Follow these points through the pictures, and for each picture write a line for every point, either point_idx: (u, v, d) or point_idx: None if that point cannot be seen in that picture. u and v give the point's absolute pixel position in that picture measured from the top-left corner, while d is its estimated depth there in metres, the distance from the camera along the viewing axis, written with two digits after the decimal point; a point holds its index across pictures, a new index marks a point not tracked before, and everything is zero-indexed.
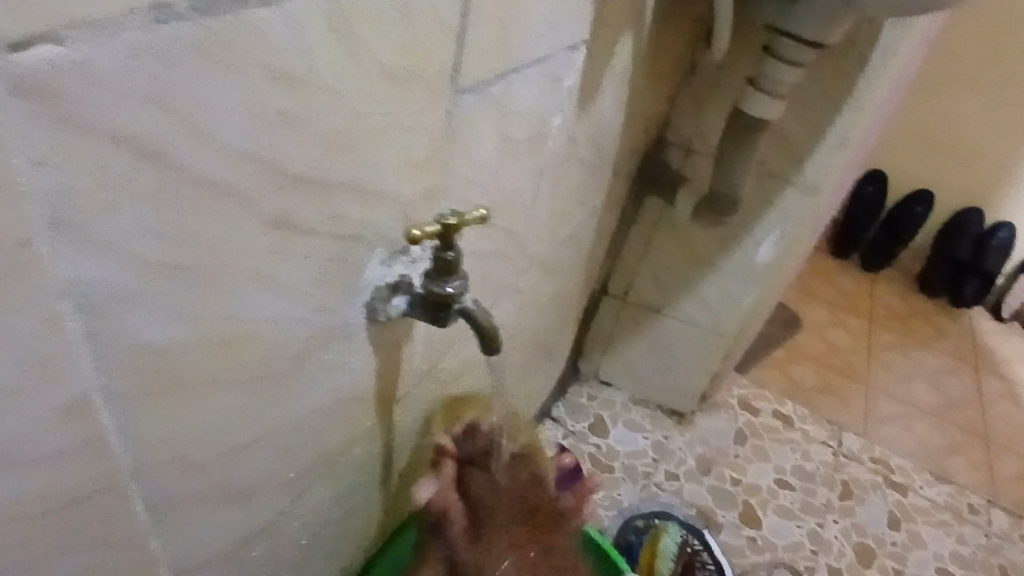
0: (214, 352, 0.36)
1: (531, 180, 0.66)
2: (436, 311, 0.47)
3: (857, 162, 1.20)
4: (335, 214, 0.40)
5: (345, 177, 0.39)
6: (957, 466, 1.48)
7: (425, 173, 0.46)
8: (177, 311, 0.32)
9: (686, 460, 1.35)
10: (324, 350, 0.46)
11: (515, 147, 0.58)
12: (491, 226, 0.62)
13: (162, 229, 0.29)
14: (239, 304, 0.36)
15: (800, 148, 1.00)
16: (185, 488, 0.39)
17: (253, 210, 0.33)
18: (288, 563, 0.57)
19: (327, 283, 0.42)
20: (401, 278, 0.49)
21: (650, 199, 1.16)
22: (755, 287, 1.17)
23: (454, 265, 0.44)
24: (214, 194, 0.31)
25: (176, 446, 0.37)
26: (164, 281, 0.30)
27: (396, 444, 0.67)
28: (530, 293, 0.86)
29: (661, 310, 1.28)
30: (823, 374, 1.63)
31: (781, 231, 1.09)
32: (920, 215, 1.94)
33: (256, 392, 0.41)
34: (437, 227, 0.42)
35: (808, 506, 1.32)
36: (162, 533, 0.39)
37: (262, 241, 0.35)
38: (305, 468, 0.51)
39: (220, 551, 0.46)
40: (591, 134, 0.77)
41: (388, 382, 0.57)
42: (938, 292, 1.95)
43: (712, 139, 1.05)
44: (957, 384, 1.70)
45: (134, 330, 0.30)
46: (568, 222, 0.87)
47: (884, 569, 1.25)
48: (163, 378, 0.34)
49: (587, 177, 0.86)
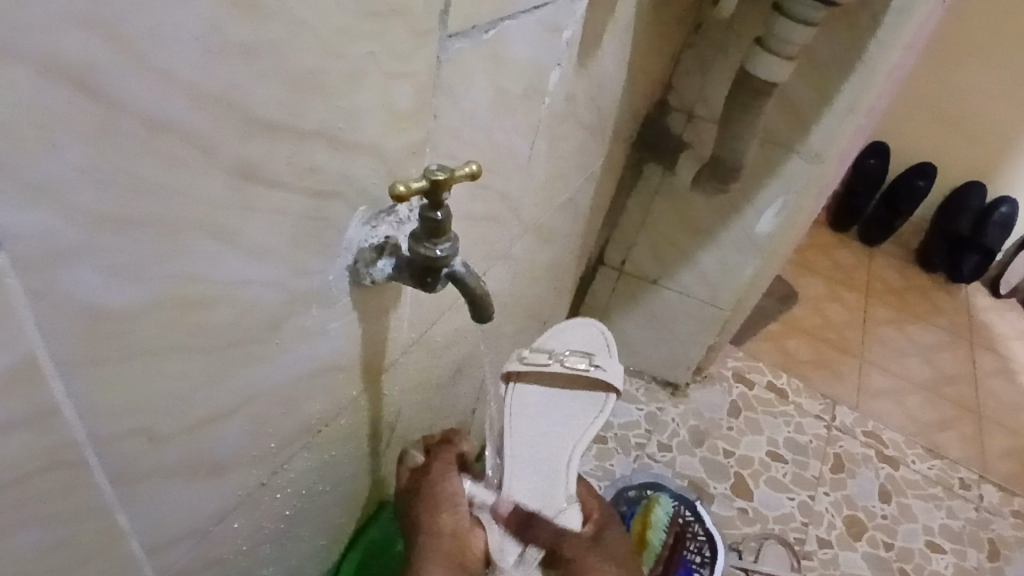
0: (175, 315, 0.33)
1: (527, 140, 0.62)
2: (424, 277, 0.44)
3: (864, 130, 1.16)
4: (311, 164, 0.36)
5: (321, 125, 0.35)
6: (949, 440, 1.47)
7: (412, 126, 0.43)
8: (132, 268, 0.29)
9: (679, 432, 1.34)
10: (301, 316, 0.43)
11: (510, 103, 0.55)
12: (484, 188, 0.59)
13: (110, 174, 0.26)
14: (206, 264, 0.33)
15: (806, 114, 0.96)
16: (151, 461, 0.37)
17: (215, 158, 0.30)
18: (271, 534, 0.55)
19: (303, 243, 0.39)
20: (386, 240, 0.45)
21: (650, 165, 1.12)
22: (754, 258, 1.14)
23: (443, 228, 0.41)
24: (170, 139, 0.28)
25: (139, 418, 0.34)
26: (116, 235, 0.28)
27: (385, 414, 0.65)
28: (524, 261, 0.84)
29: (658, 281, 1.25)
30: (819, 348, 1.61)
31: (784, 201, 1.06)
32: (921, 188, 1.91)
33: (227, 359, 0.38)
34: (424, 183, 0.39)
35: (800, 479, 1.31)
36: (129, 507, 0.37)
37: (227, 194, 0.32)
38: (287, 439, 0.49)
39: (194, 524, 0.44)
40: (590, 92, 0.73)
41: (375, 351, 0.55)
42: (936, 268, 1.93)
43: (716, 103, 1.02)
44: (952, 360, 1.69)
45: (80, 289, 0.28)
46: (565, 186, 0.84)
47: (873, 541, 1.24)
48: (121, 342, 0.31)
49: (585, 139, 0.82)
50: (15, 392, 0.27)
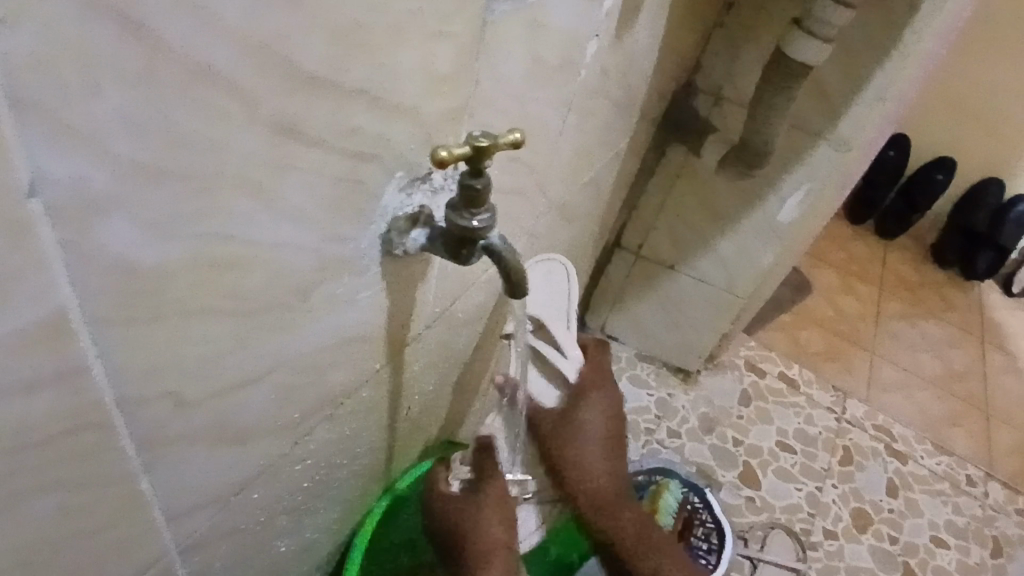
0: (208, 277, 0.32)
1: (558, 113, 0.61)
2: (459, 248, 0.42)
3: (894, 118, 1.14)
4: (350, 126, 0.35)
5: (362, 84, 0.34)
6: (958, 437, 1.46)
7: (452, 89, 0.41)
8: (168, 223, 0.28)
9: (689, 419, 1.34)
10: (332, 283, 0.41)
11: (546, 72, 0.53)
12: (513, 161, 0.57)
13: (150, 120, 0.25)
14: (241, 225, 0.32)
15: (837, 101, 0.94)
16: (177, 427, 0.36)
17: (256, 112, 0.29)
18: (288, 505, 0.55)
19: (338, 208, 0.38)
20: (421, 209, 0.44)
21: (673, 147, 1.10)
22: (774, 246, 1.13)
23: (482, 197, 0.39)
24: (213, 88, 0.26)
25: (166, 381, 0.33)
26: (153, 188, 0.26)
27: (403, 389, 0.64)
28: (546, 240, 0.82)
29: (674, 266, 1.24)
30: (831, 339, 1.60)
31: (809, 188, 1.04)
32: (942, 182, 1.89)
33: (257, 325, 0.37)
34: (467, 149, 0.37)
35: (809, 470, 1.30)
36: (153, 472, 0.36)
37: (267, 151, 0.31)
38: (309, 410, 0.48)
39: (216, 491, 0.43)
40: (622, 67, 0.71)
41: (399, 324, 0.54)
42: (950, 264, 1.90)
43: (745, 86, 1.00)
44: (964, 356, 1.67)
45: (112, 242, 0.26)
46: (590, 164, 0.82)
47: (879, 535, 1.24)
48: (153, 301, 0.30)
49: (613, 117, 0.80)
50: (44, 347, 0.26)
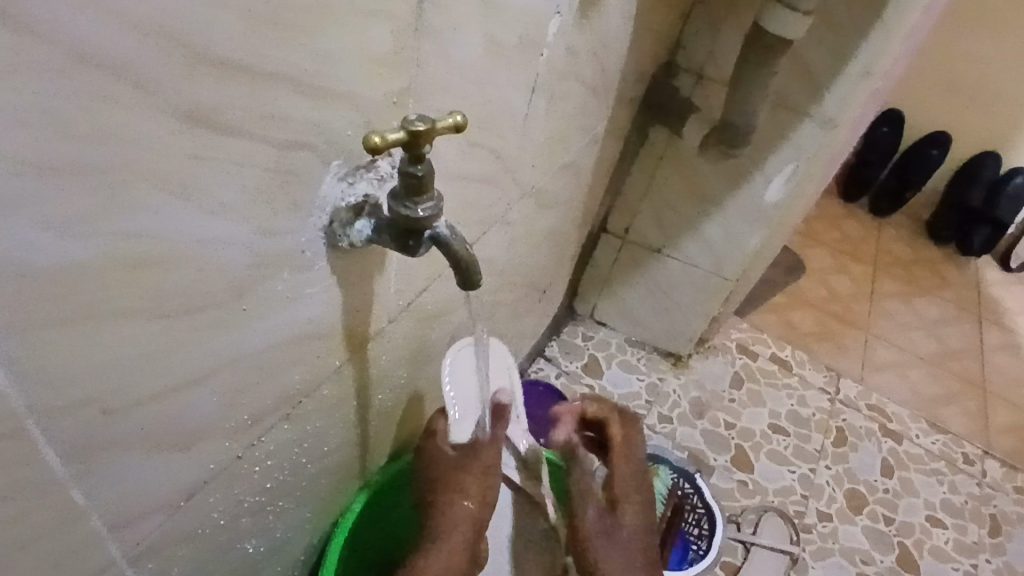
0: (123, 276, 0.30)
1: (523, 94, 0.58)
2: (405, 239, 0.40)
3: (882, 93, 1.11)
4: (274, 112, 0.33)
5: (282, 67, 0.32)
6: (953, 415, 1.45)
7: (393, 71, 0.39)
8: (64, 218, 0.26)
9: (680, 403, 1.32)
10: (272, 278, 0.39)
11: (505, 52, 0.51)
12: (476, 146, 0.55)
13: (28, 109, 0.23)
14: (156, 220, 0.30)
15: (820, 77, 0.91)
16: (109, 434, 0.34)
17: (157, 99, 0.27)
18: (253, 506, 0.53)
19: (271, 198, 0.36)
20: (365, 199, 0.42)
21: (656, 129, 1.08)
22: (761, 227, 1.10)
23: (424, 185, 0.37)
24: (100, 74, 0.24)
25: (88, 386, 0.32)
26: (40, 182, 0.24)
27: (372, 384, 0.62)
28: (522, 227, 0.80)
29: (661, 250, 1.22)
30: (824, 320, 1.58)
31: (794, 167, 1.02)
32: (936, 157, 1.86)
33: (188, 324, 0.35)
34: (403, 134, 0.35)
35: (801, 452, 1.29)
36: (87, 482, 0.35)
37: (176, 141, 0.29)
38: (264, 409, 0.46)
39: (165, 497, 0.41)
40: (593, 46, 0.69)
41: (360, 317, 0.52)
42: (945, 240, 1.88)
43: (726, 64, 0.97)
44: (959, 333, 1.65)
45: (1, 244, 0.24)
46: (566, 148, 0.80)
47: (874, 515, 1.23)
48: (58, 301, 0.28)
49: (588, 98, 0.78)
50: None
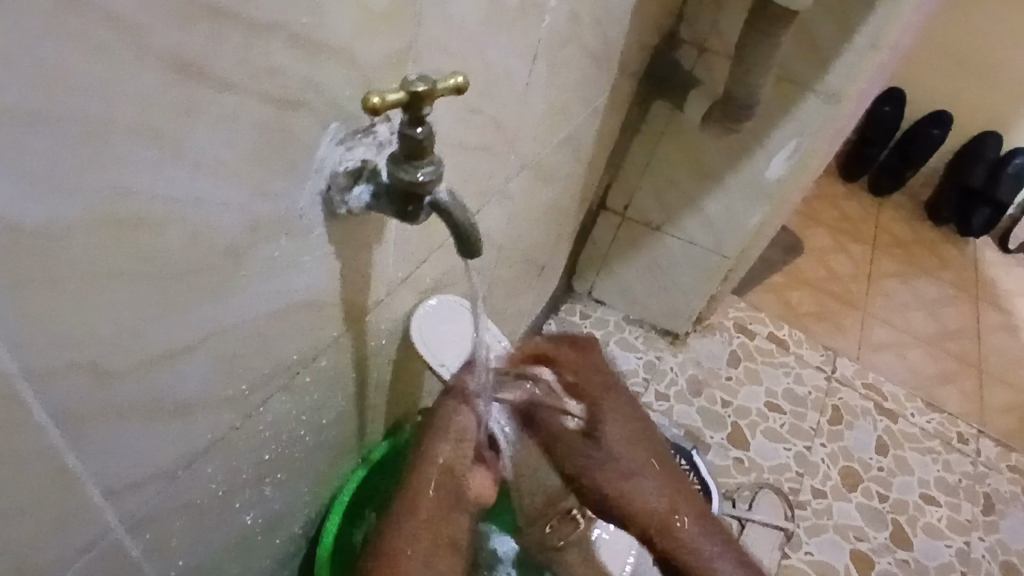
0: (112, 237, 0.29)
1: (524, 62, 0.57)
2: (405, 205, 0.40)
3: (886, 69, 1.10)
4: (268, 66, 0.32)
5: (275, 20, 0.31)
6: (948, 394, 1.45)
7: (390, 31, 0.38)
8: (52, 172, 0.25)
9: (677, 381, 1.32)
10: (267, 245, 0.39)
11: (505, 17, 0.50)
12: (475, 114, 0.54)
13: (14, 54, 0.22)
14: (147, 179, 0.29)
15: (825, 50, 0.90)
16: (102, 401, 0.34)
17: (144, 50, 0.26)
18: (251, 478, 0.53)
19: (266, 161, 0.35)
20: (363, 163, 0.41)
21: (657, 103, 1.06)
22: (762, 204, 1.10)
23: (425, 148, 0.36)
24: (86, 18, 0.23)
25: (80, 350, 0.31)
26: (25, 133, 0.24)
27: (370, 358, 0.61)
28: (522, 201, 0.79)
29: (660, 227, 1.21)
30: (822, 299, 1.58)
31: (797, 143, 1.01)
32: (936, 137, 1.85)
33: (183, 289, 0.34)
34: (403, 95, 0.34)
35: (797, 429, 1.30)
36: (82, 449, 0.34)
37: (166, 94, 0.28)
38: (261, 379, 0.46)
39: (162, 466, 0.41)
40: (596, 15, 0.68)
41: (357, 288, 0.51)
42: (944, 221, 1.87)
43: (730, 37, 0.96)
44: (956, 314, 1.66)
45: None
46: (567, 121, 0.79)
47: (868, 492, 1.24)
48: (47, 261, 0.27)
49: (590, 70, 0.76)
50: None
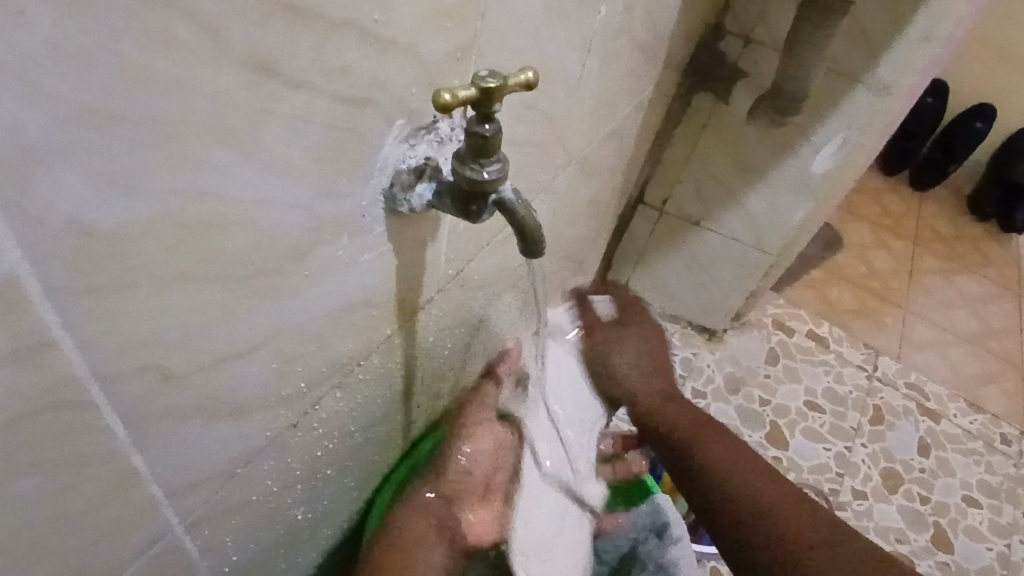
0: (185, 238, 0.29)
1: (576, 55, 0.56)
2: (469, 204, 0.39)
3: (939, 60, 1.06)
4: (339, 64, 0.31)
5: (350, 14, 0.30)
6: (993, 395, 1.41)
7: (455, 25, 0.37)
8: (130, 173, 0.25)
9: (714, 379, 1.30)
10: (328, 245, 0.38)
11: (561, 10, 0.48)
12: (527, 110, 0.53)
13: (94, 52, 0.22)
14: (219, 179, 0.29)
15: (877, 40, 0.87)
16: (169, 402, 0.34)
17: (219, 46, 0.25)
18: (300, 476, 0.53)
19: (333, 159, 0.34)
20: (426, 161, 0.40)
21: (700, 96, 1.04)
22: (804, 199, 1.07)
23: (491, 145, 0.36)
24: (168, 18, 0.23)
25: (149, 353, 0.31)
26: (102, 133, 0.23)
27: (418, 355, 0.61)
28: (566, 197, 0.78)
29: (700, 222, 1.18)
30: (863, 296, 1.54)
31: (845, 137, 0.98)
32: (983, 130, 1.79)
33: (246, 291, 0.34)
34: (474, 91, 0.33)
35: (838, 430, 1.27)
36: (147, 449, 0.34)
37: (239, 93, 0.27)
38: (317, 378, 0.46)
39: (218, 466, 0.41)
40: (646, 6, 0.66)
41: (408, 288, 0.50)
42: (988, 216, 1.82)
43: (778, 28, 0.93)
44: (1002, 313, 1.60)
45: (55, 198, 0.23)
46: (612, 115, 0.78)
47: (910, 495, 1.21)
48: (121, 265, 0.27)
49: (638, 63, 0.75)
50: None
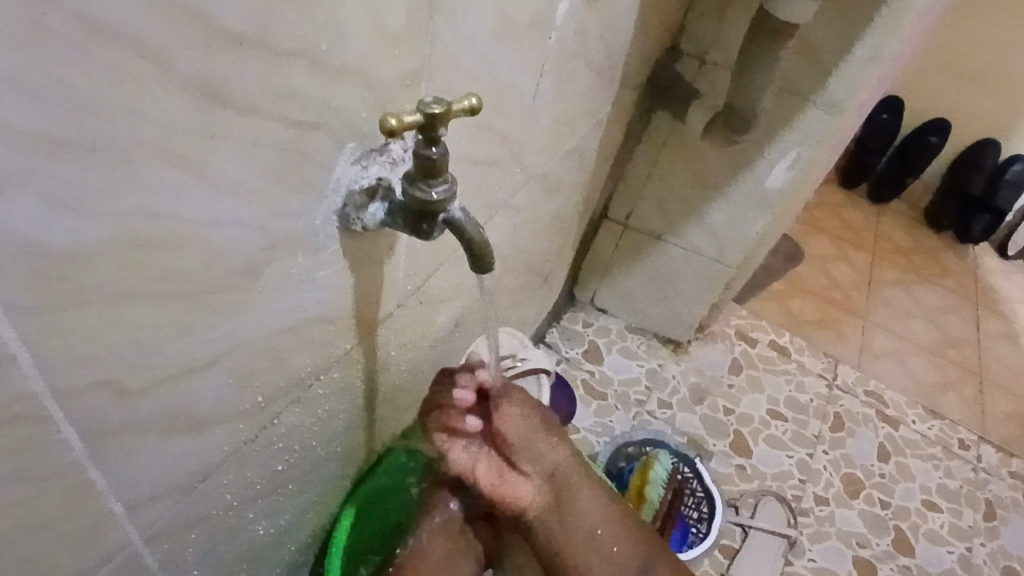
0: (139, 256, 0.30)
1: (531, 77, 0.58)
2: (419, 222, 0.41)
3: (886, 79, 1.11)
4: (289, 90, 0.33)
5: (297, 44, 0.32)
6: (949, 402, 1.46)
7: (405, 52, 0.39)
8: (83, 195, 0.26)
9: (680, 390, 1.33)
10: (283, 262, 0.39)
11: (513, 34, 0.50)
12: (483, 130, 0.55)
13: (47, 84, 0.23)
14: (171, 201, 0.30)
15: (825, 61, 0.91)
16: (126, 415, 0.35)
17: (169, 76, 0.27)
18: (262, 490, 0.53)
19: (285, 180, 0.36)
20: (378, 181, 0.42)
21: (658, 114, 1.08)
22: (762, 214, 1.11)
23: (439, 167, 0.37)
24: (118, 46, 0.24)
25: (106, 367, 0.32)
26: (56, 159, 0.24)
27: (379, 369, 0.62)
28: (527, 213, 0.81)
29: (662, 236, 1.22)
30: (823, 307, 1.59)
31: (798, 153, 1.02)
32: (935, 144, 1.86)
33: (202, 307, 0.35)
34: (419, 116, 0.35)
35: (799, 437, 1.30)
36: (104, 462, 0.35)
37: (190, 119, 0.29)
38: (276, 392, 0.47)
39: (177, 480, 0.41)
40: (600, 29, 0.69)
41: (367, 303, 0.52)
42: (945, 228, 1.90)
43: (730, 49, 0.97)
44: (957, 322, 1.66)
45: (10, 220, 0.24)
46: (572, 133, 0.80)
47: (870, 500, 1.24)
48: (75, 283, 0.28)
49: (594, 83, 0.78)
50: None
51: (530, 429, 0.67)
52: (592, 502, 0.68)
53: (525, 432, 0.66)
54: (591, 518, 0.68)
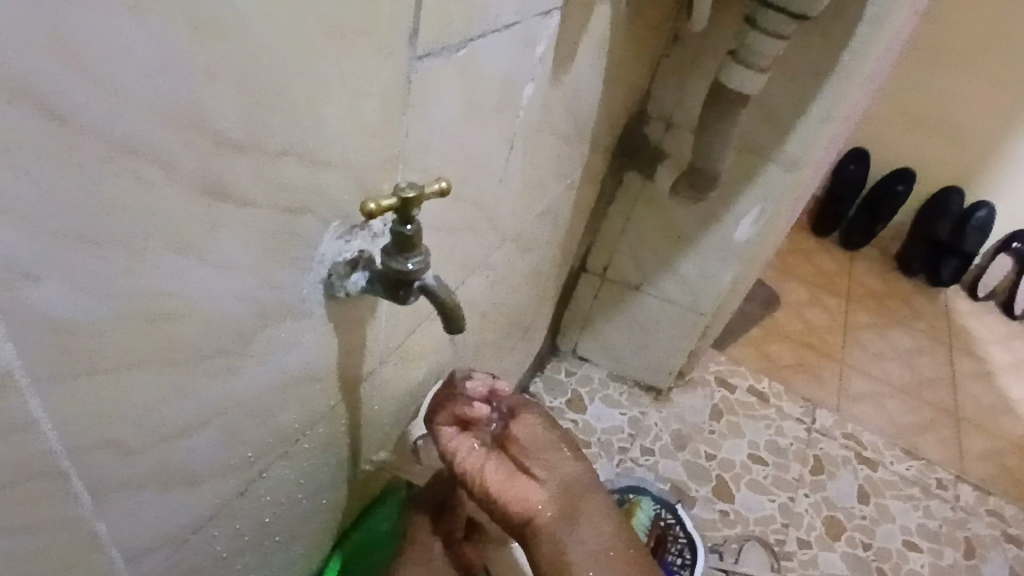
0: (145, 329, 0.34)
1: (502, 148, 0.63)
2: (397, 290, 0.45)
3: (842, 136, 1.18)
4: (277, 180, 0.37)
5: (286, 143, 0.36)
6: (926, 442, 1.50)
7: (383, 138, 0.44)
8: (101, 280, 0.30)
9: (662, 436, 1.36)
10: (273, 327, 0.44)
11: (482, 112, 0.56)
12: (459, 197, 0.60)
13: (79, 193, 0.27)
14: (174, 280, 0.34)
15: (781, 123, 0.98)
16: (128, 471, 0.38)
17: (177, 177, 0.31)
18: (251, 542, 0.56)
19: (275, 255, 0.40)
20: (359, 253, 0.47)
21: (629, 173, 1.14)
22: (732, 264, 1.16)
23: (413, 240, 0.42)
24: (135, 157, 0.29)
25: (112, 429, 0.35)
26: (82, 252, 0.29)
27: (364, 422, 0.65)
28: (504, 270, 0.85)
29: (639, 287, 1.27)
30: (799, 353, 1.64)
31: (762, 208, 1.08)
32: (902, 193, 1.95)
33: (199, 371, 0.39)
34: (394, 200, 0.40)
35: (780, 481, 1.33)
36: (106, 515, 0.38)
37: (193, 211, 0.33)
38: (264, 447, 0.50)
39: (171, 532, 0.44)
40: (567, 100, 0.75)
41: (352, 361, 0.56)
42: (915, 272, 1.97)
43: (692, 113, 1.04)
44: (930, 363, 1.72)
45: (41, 306, 0.28)
46: (544, 194, 0.86)
47: (852, 542, 1.27)
48: (90, 355, 0.32)
49: (564, 148, 0.84)
50: None
51: (541, 436, 0.73)
52: (599, 520, 0.70)
53: (536, 437, 0.73)
54: (596, 540, 0.68)
